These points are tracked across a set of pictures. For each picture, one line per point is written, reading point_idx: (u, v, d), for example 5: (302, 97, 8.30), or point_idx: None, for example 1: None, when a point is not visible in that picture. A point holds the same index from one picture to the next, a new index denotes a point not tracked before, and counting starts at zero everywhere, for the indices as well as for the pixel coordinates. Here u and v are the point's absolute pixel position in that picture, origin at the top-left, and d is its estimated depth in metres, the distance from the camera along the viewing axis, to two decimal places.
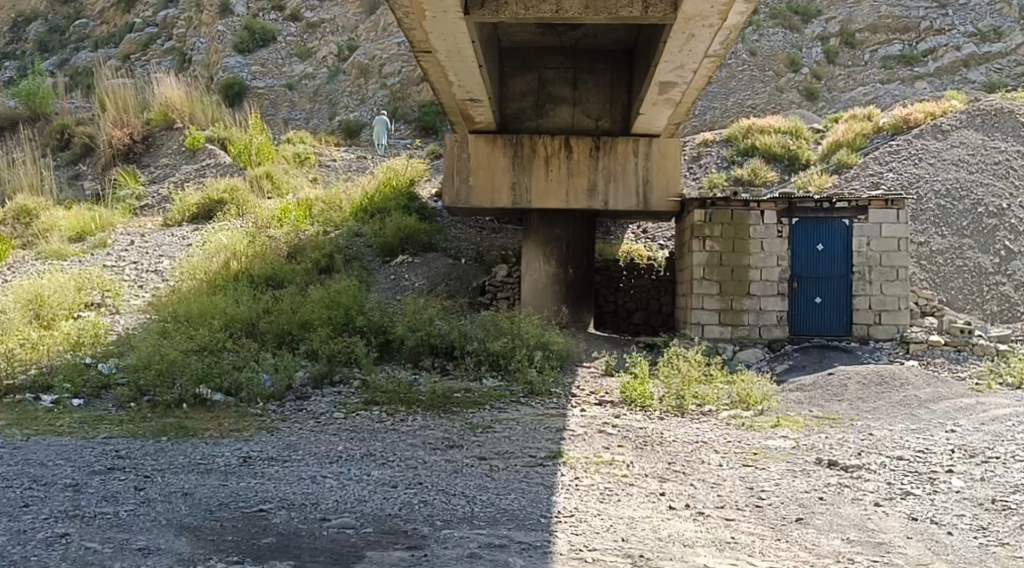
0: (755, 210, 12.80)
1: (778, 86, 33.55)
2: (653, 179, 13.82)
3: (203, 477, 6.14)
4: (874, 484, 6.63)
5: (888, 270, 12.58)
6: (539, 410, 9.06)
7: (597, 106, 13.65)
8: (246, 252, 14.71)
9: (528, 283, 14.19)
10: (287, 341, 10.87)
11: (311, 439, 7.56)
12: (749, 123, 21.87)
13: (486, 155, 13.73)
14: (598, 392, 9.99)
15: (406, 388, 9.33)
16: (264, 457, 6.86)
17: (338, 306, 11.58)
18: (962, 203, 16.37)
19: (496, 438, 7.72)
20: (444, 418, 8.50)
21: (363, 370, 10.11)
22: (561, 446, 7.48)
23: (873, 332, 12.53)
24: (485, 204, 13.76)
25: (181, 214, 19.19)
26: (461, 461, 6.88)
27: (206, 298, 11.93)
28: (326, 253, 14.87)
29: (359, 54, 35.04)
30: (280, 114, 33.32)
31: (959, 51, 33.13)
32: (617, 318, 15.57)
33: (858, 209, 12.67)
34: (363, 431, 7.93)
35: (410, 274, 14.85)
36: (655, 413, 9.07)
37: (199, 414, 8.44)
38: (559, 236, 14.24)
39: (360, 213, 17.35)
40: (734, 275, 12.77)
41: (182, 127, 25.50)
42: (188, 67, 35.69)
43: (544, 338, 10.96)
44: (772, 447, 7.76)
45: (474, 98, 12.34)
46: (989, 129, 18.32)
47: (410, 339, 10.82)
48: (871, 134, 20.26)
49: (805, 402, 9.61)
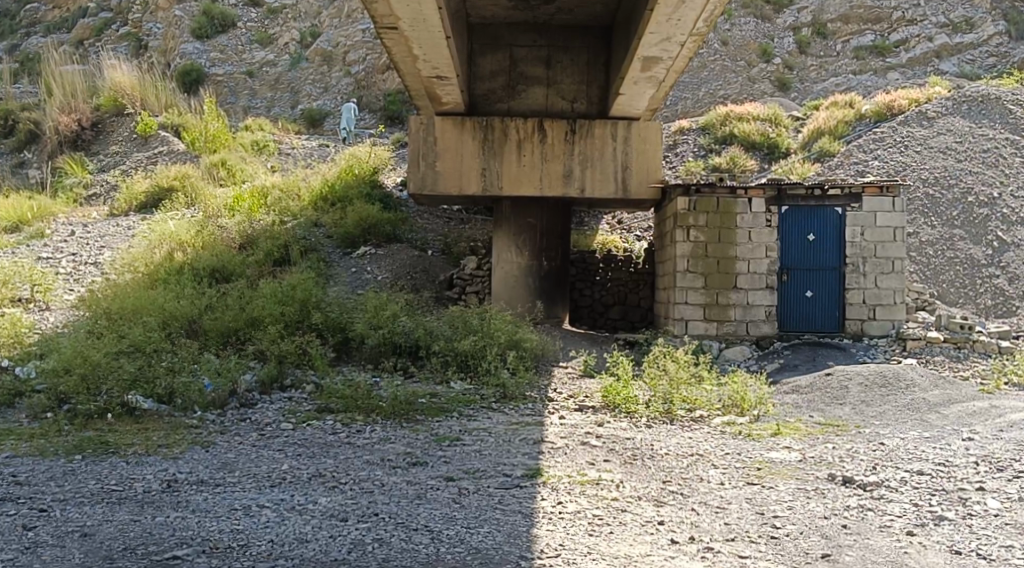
0: (742, 198, 11.94)
1: (750, 76, 32.95)
2: (632, 165, 12.91)
3: (112, 510, 5.16)
4: (899, 506, 5.73)
5: (883, 262, 11.80)
6: (513, 419, 8.12)
7: (573, 87, 12.69)
8: (193, 243, 13.63)
9: (499, 275, 13.23)
10: (233, 340, 9.84)
11: (252, 457, 6.55)
12: (727, 110, 21.09)
13: (453, 139, 12.76)
14: (577, 396, 9.06)
15: (364, 394, 8.33)
16: (192, 481, 5.86)
17: (291, 302, 10.56)
18: (952, 192, 15.71)
19: (465, 454, 6.77)
20: (407, 429, 7.54)
21: (317, 373, 9.11)
22: (539, 463, 6.54)
23: (867, 328, 11.76)
24: (453, 191, 12.82)
25: (128, 203, 18.10)
26: (426, 484, 5.91)
27: (144, 294, 10.84)
28: (281, 244, 13.82)
29: (322, 40, 33.85)
30: (240, 102, 32.03)
31: (933, 41, 32.58)
32: (593, 314, 14.68)
33: (851, 197, 11.86)
34: (313, 446, 6.92)
35: (372, 266, 13.83)
36: (641, 420, 8.16)
37: (124, 427, 7.39)
38: (532, 225, 13.28)
39: (319, 202, 16.31)
40: (720, 268, 11.91)
41: (134, 113, 24.22)
42: (143, 52, 34.22)
43: (517, 336, 10.01)
44: (776, 460, 6.87)
45: (440, 76, 11.34)
46: (976, 116, 17.72)
47: (371, 338, 9.87)
48: (854, 121, 19.56)
49: (805, 407, 8.76)
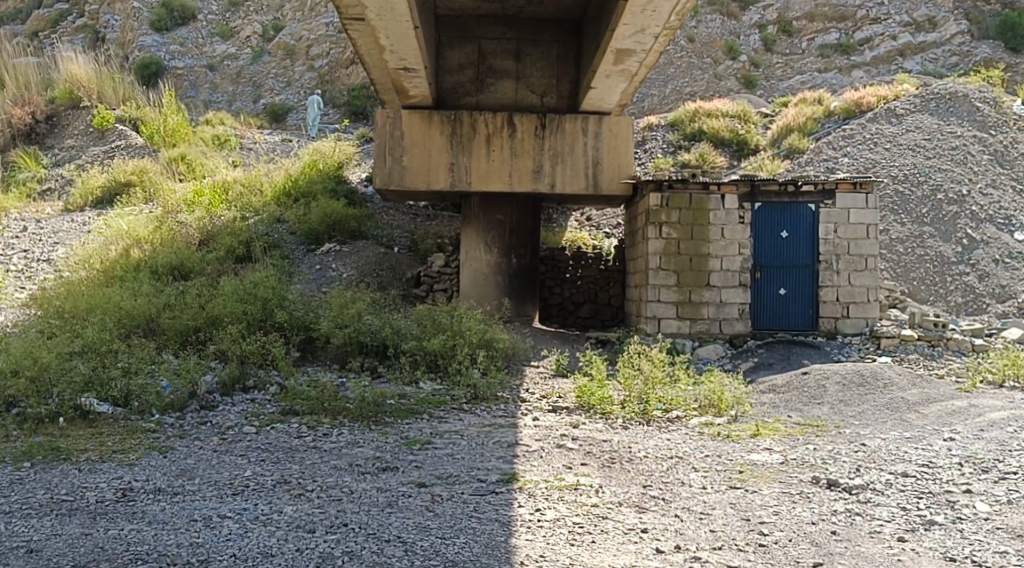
0: (715, 194, 11.79)
1: (716, 74, 32.96)
2: (604, 160, 12.68)
3: (61, 522, 4.81)
4: (887, 511, 5.55)
5: (857, 260, 11.71)
6: (485, 420, 7.86)
7: (542, 81, 12.50)
8: (151, 239, 13.18)
9: (468, 273, 12.95)
10: (192, 340, 9.46)
11: (213, 463, 6.21)
12: (695, 107, 20.98)
13: (420, 133, 12.44)
14: (551, 397, 8.82)
15: (331, 395, 8.01)
16: (149, 490, 5.52)
17: (254, 300, 10.19)
18: (921, 189, 15.72)
19: (437, 458, 6.50)
20: (376, 432, 7.25)
21: (281, 373, 8.77)
22: (515, 467, 6.28)
23: (840, 326, 11.66)
24: (420, 186, 12.50)
25: (83, 198, 17.57)
26: (397, 490, 5.62)
27: (99, 292, 10.42)
28: (243, 240, 13.42)
29: (285, 34, 33.30)
30: (201, 96, 31.38)
31: (896, 40, 32.81)
32: (563, 312, 14.45)
33: (825, 194, 11.76)
34: (277, 451, 6.59)
35: (337, 264, 13.49)
36: (617, 421, 7.94)
37: (76, 431, 7.00)
38: (502, 222, 12.99)
39: (282, 198, 15.91)
40: (693, 265, 11.74)
41: (90, 107, 23.56)
42: (100, 45, 33.37)
43: (488, 335, 9.73)
44: (757, 463, 6.68)
45: (408, 67, 11.01)
46: (943, 114, 17.79)
47: (337, 337, 9.55)
48: (822, 118, 19.53)
49: (783, 406, 8.60)
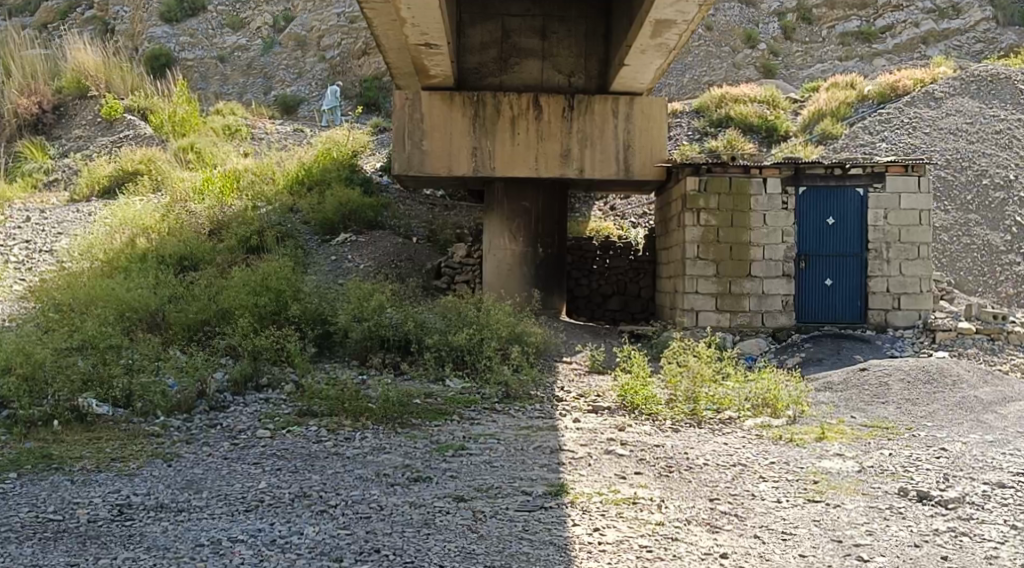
0: (756, 178, 11.03)
1: (735, 62, 32.11)
2: (636, 143, 11.89)
3: (45, 551, 4.16)
4: (996, 530, 4.84)
5: (908, 248, 10.95)
6: (522, 422, 7.17)
7: (570, 60, 11.75)
8: (158, 229, 12.53)
9: (492, 264, 12.22)
10: (201, 334, 8.80)
11: (224, 473, 5.53)
12: (722, 93, 20.23)
13: (441, 116, 11.68)
14: (589, 396, 8.12)
15: (351, 394, 7.34)
16: (149, 506, 4.85)
17: (267, 292, 9.53)
18: (965, 174, 14.98)
19: (473, 466, 5.81)
20: (403, 436, 6.57)
21: (297, 371, 8.11)
22: (562, 478, 5.60)
23: (891, 318, 10.92)
24: (441, 172, 11.69)
25: (90, 188, 16.95)
26: (433, 506, 4.93)
27: (102, 283, 9.75)
28: (255, 229, 12.75)
29: (295, 24, 32.54)
30: (211, 88, 30.71)
31: (919, 27, 31.81)
32: (591, 305, 13.75)
33: (874, 176, 10.98)
34: (295, 458, 5.90)
35: (354, 254, 12.82)
36: (666, 423, 7.24)
37: (72, 436, 6.33)
38: (528, 209, 12.26)
39: (295, 186, 15.22)
40: (733, 254, 11.01)
41: (97, 96, 22.91)
42: (109, 36, 32.69)
43: (518, 330, 9.11)
44: (832, 472, 5.97)
45: (429, 44, 10.23)
46: (985, 97, 17.08)
47: (356, 331, 8.89)
48: (856, 103, 18.72)
49: (843, 405, 7.88)
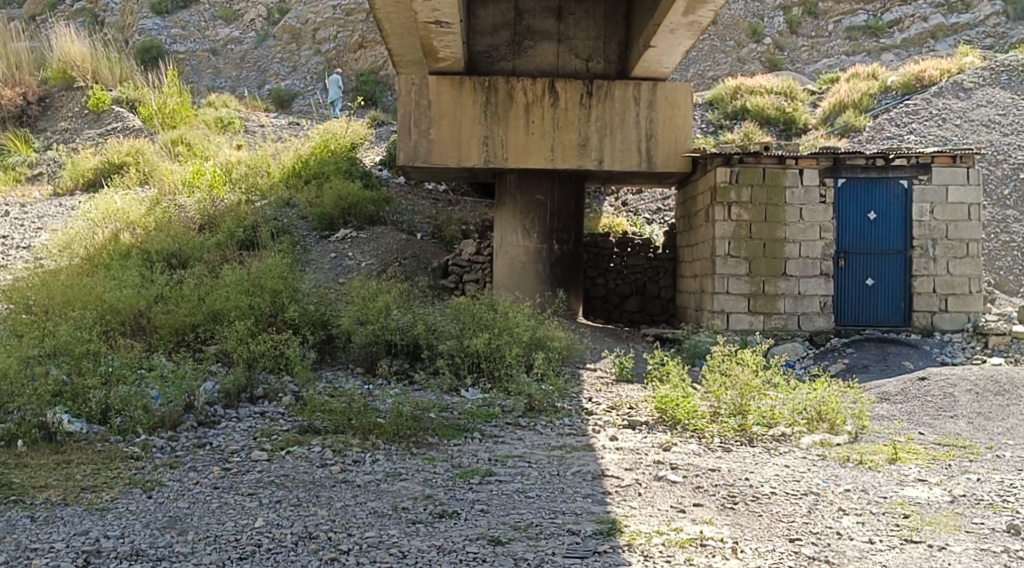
0: (792, 169, 10.18)
1: (740, 57, 31.28)
2: (659, 133, 10.93)
3: None
4: None
5: (956, 245, 10.14)
6: (552, 440, 6.34)
7: (587, 44, 10.89)
8: (145, 223, 11.68)
9: (503, 261, 11.36)
10: (190, 337, 7.96)
11: (213, 508, 4.68)
12: (736, 85, 19.40)
13: (450, 102, 10.72)
14: (622, 409, 7.28)
15: (358, 407, 6.49)
16: (122, 553, 4.03)
17: (261, 291, 8.67)
18: (1001, 168, 14.21)
19: (505, 497, 4.98)
20: (420, 458, 5.73)
21: (296, 382, 7.30)
22: (612, 512, 4.77)
23: (937, 321, 10.12)
24: (450, 163, 10.73)
25: (75, 181, 16.08)
26: (466, 553, 4.10)
27: (80, 283, 8.88)
28: (248, 224, 11.89)
29: (290, 17, 31.62)
30: (204, 81, 29.78)
31: (927, 21, 30.85)
32: (607, 306, 12.95)
33: (920, 167, 10.16)
34: (296, 487, 5.06)
35: (355, 252, 12.00)
36: (714, 442, 6.41)
37: (38, 460, 5.49)
38: (542, 203, 11.35)
39: (292, 179, 14.36)
40: (767, 251, 10.17)
41: (85, 87, 22.00)
42: (99, 28, 31.74)
43: (540, 333, 8.24)
44: (921, 502, 5.12)
45: (439, 22, 9.29)
46: (1016, 88, 16.36)
47: (360, 335, 8.08)
48: (878, 94, 17.90)
49: (908, 420, 7.05)
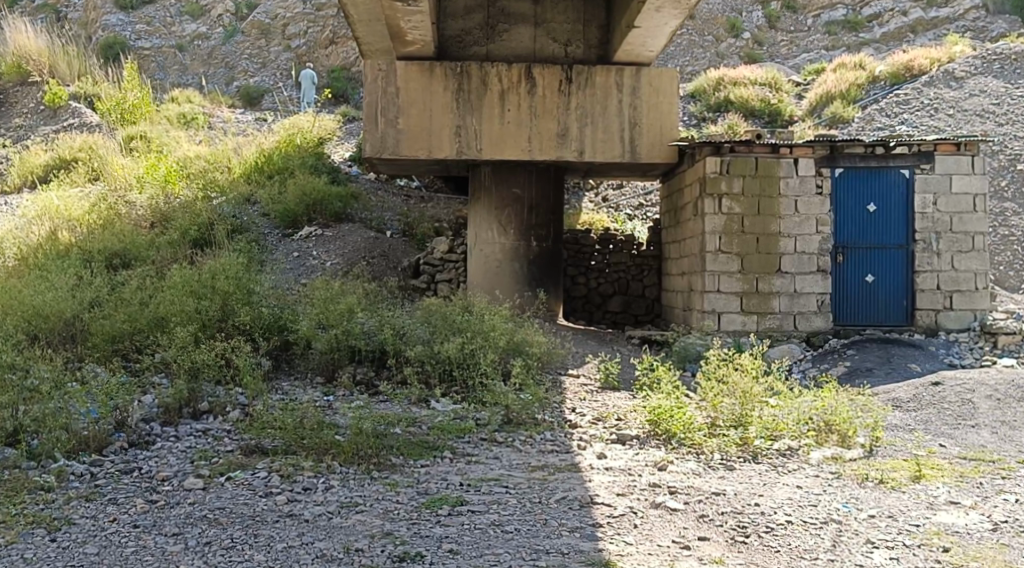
0: (786, 159, 9.50)
1: (718, 52, 30.62)
2: (642, 122, 10.17)
3: None
4: None
5: (961, 238, 9.49)
6: (534, 459, 5.61)
7: (565, 28, 10.18)
8: (88, 222, 10.85)
9: (478, 259, 10.61)
10: (127, 347, 7.15)
11: (126, 554, 3.92)
12: (719, 75, 18.77)
13: (420, 89, 9.91)
14: (609, 421, 6.54)
15: (312, 422, 5.72)
16: None
17: (211, 293, 7.87)
18: (998, 159, 13.66)
19: (478, 533, 4.22)
20: (380, 484, 4.97)
21: (246, 394, 6.50)
22: (604, 551, 4.04)
23: (942, 320, 9.48)
24: (420, 155, 9.92)
25: (23, 179, 15.16)
26: None
27: (10, 287, 8.02)
28: (203, 221, 11.06)
29: (261, 12, 30.73)
30: (170, 78, 28.80)
31: (907, 16, 30.32)
32: (589, 307, 12.24)
33: (921, 156, 9.50)
34: (231, 524, 4.28)
35: (320, 251, 11.21)
36: (714, 459, 5.70)
37: None
38: (520, 197, 10.59)
39: (254, 175, 13.53)
40: (760, 247, 9.49)
41: (41, 82, 20.99)
42: (61, 23, 30.65)
43: (517, 338, 7.51)
44: (961, 531, 4.42)
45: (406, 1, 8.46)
46: (1009, 76, 15.90)
47: (320, 340, 7.31)
48: (866, 84, 17.32)
49: (926, 430, 6.37)
